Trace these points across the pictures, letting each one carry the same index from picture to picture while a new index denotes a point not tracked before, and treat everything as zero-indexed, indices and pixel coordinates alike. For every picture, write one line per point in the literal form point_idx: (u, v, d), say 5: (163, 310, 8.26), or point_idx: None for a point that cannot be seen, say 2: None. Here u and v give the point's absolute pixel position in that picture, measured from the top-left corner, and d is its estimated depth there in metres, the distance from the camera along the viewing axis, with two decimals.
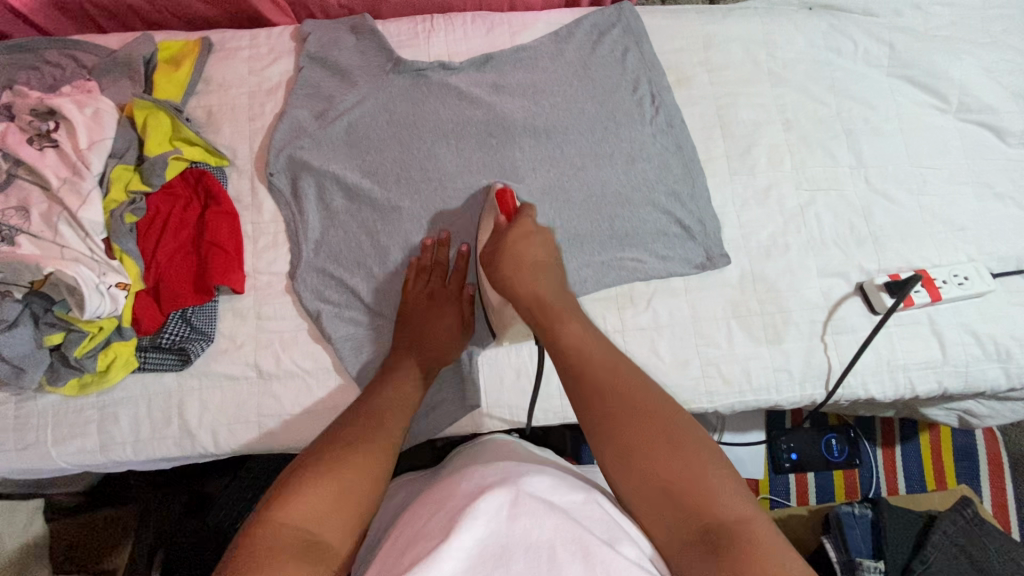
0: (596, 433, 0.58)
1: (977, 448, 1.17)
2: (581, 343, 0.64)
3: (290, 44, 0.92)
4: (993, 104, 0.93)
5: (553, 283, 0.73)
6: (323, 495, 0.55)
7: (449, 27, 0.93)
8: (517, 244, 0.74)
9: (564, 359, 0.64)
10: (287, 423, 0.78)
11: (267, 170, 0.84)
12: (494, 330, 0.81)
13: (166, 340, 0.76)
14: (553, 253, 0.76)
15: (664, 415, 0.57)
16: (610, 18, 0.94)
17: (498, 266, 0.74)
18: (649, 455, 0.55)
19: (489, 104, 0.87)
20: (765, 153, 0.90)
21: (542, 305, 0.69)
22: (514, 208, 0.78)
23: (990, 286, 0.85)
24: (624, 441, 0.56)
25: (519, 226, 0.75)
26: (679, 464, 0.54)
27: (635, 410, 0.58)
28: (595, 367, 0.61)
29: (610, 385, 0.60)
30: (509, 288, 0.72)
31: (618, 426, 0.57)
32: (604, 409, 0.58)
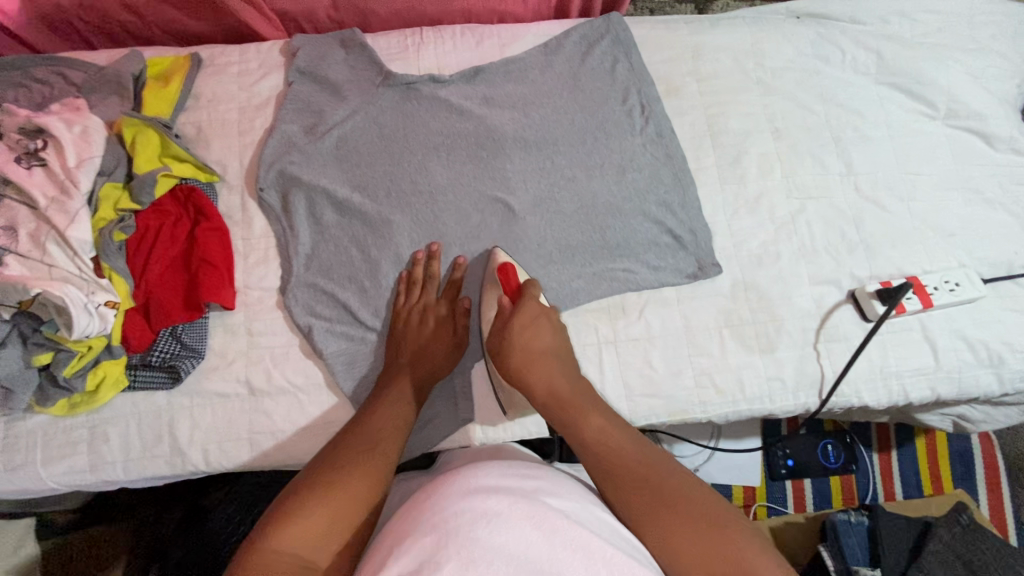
0: (642, 538, 0.57)
1: (973, 452, 1.17)
2: (608, 438, 0.63)
3: (280, 58, 0.92)
4: (981, 110, 0.94)
5: (566, 370, 0.71)
6: (319, 517, 0.56)
7: (439, 40, 0.94)
8: (524, 329, 0.72)
9: (593, 459, 0.62)
10: (279, 439, 0.78)
11: (258, 185, 0.84)
12: (500, 402, 0.78)
13: (155, 358, 0.76)
14: (562, 336, 0.74)
15: (703, 510, 0.56)
16: (599, 29, 0.94)
17: (509, 359, 0.70)
18: (699, 555, 0.54)
19: (479, 116, 0.87)
20: (755, 161, 0.91)
21: (561, 401, 0.67)
22: (517, 286, 0.76)
23: (980, 292, 0.85)
24: (671, 546, 0.55)
25: (522, 309, 0.73)
26: (728, 555, 0.53)
27: (674, 507, 0.57)
28: (627, 469, 0.60)
29: (646, 486, 0.58)
30: (521, 382, 0.70)
31: (661, 528, 0.56)
32: (646, 513, 0.57)
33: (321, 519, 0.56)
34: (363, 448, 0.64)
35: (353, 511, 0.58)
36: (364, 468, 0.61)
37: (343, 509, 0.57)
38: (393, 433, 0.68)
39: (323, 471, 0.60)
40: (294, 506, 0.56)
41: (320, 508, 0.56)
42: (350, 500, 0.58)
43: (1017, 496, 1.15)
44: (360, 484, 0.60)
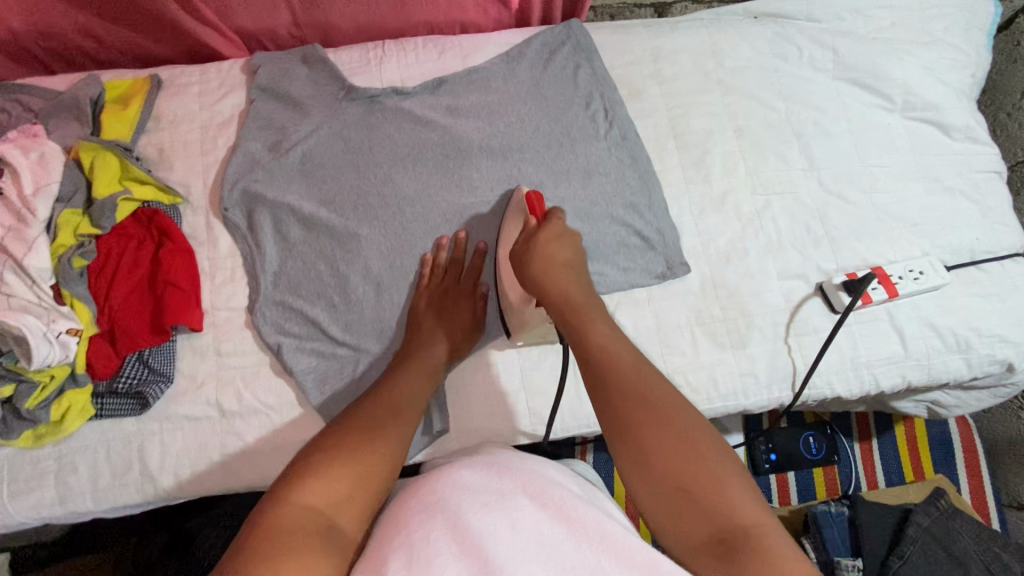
0: (612, 433, 0.58)
1: (952, 437, 1.18)
2: (609, 344, 0.64)
3: (241, 77, 0.91)
4: (936, 102, 0.96)
5: (581, 285, 0.73)
6: (342, 476, 0.57)
7: (401, 53, 0.94)
8: (547, 244, 0.74)
9: (590, 356, 0.64)
10: (253, 460, 0.77)
11: (222, 206, 0.83)
12: (507, 326, 0.82)
13: (123, 385, 0.75)
14: (581, 257, 0.76)
15: (682, 419, 0.56)
16: (559, 36, 0.95)
17: (527, 264, 0.73)
18: (667, 456, 0.54)
19: (444, 126, 0.88)
20: (719, 160, 0.92)
21: (572, 304, 0.69)
22: (543, 212, 0.78)
23: (945, 279, 0.87)
24: (643, 442, 0.55)
25: (548, 228, 0.75)
26: (696, 463, 0.53)
27: (657, 409, 0.57)
28: (620, 368, 0.61)
29: (634, 384, 0.59)
30: (537, 288, 0.72)
31: (638, 425, 0.56)
32: (625, 412, 0.57)
33: (343, 480, 0.57)
34: (382, 416, 0.65)
35: (376, 472, 0.59)
36: (383, 434, 0.63)
37: (365, 470, 0.58)
38: (411, 407, 0.69)
39: (343, 435, 0.62)
40: (317, 464, 0.57)
41: (343, 468, 0.58)
42: (372, 461, 0.59)
43: (996, 478, 1.16)
44: (381, 448, 0.61)
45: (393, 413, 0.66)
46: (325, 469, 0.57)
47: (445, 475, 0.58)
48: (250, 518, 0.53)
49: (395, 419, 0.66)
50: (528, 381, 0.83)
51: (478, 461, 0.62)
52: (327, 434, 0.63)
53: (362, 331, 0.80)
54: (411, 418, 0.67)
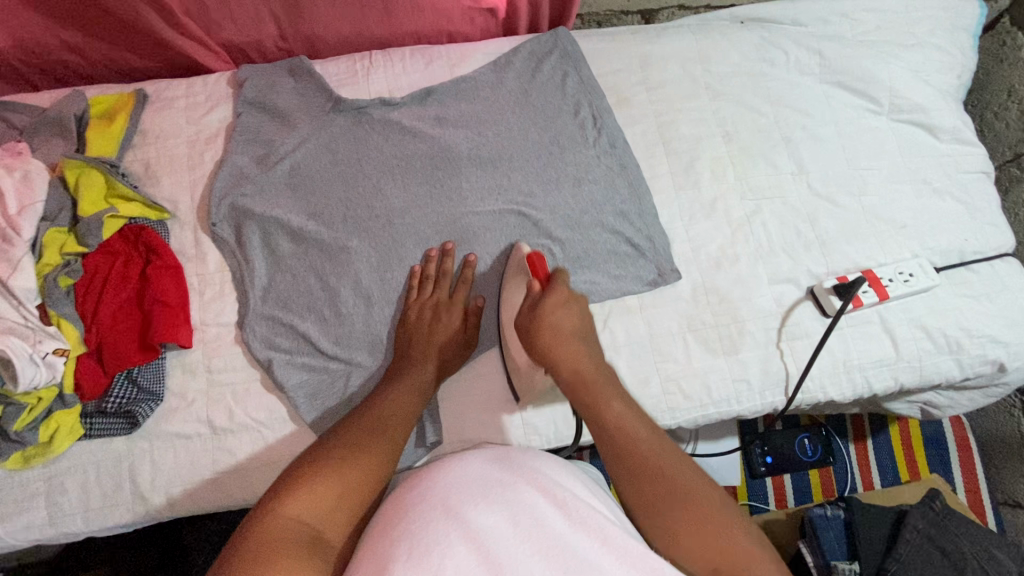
0: (644, 521, 0.59)
1: (946, 435, 1.19)
2: (625, 423, 0.63)
3: (228, 90, 0.91)
4: (923, 104, 0.96)
5: (590, 353, 0.71)
6: (331, 487, 0.58)
7: (388, 63, 0.94)
8: (555, 313, 0.71)
9: (608, 442, 0.63)
10: (245, 477, 0.76)
11: (209, 221, 0.83)
12: (514, 390, 0.81)
13: (111, 405, 0.74)
14: (588, 320, 0.74)
15: (705, 498, 0.58)
16: (546, 44, 0.95)
17: (535, 336, 0.71)
18: (700, 543, 0.55)
19: (432, 137, 0.87)
20: (708, 166, 0.92)
21: (583, 379, 0.67)
22: (545, 273, 0.75)
23: (935, 280, 0.87)
24: (678, 534, 0.56)
25: (554, 294, 0.72)
26: (726, 545, 0.55)
27: (682, 493, 0.58)
28: (640, 449, 0.61)
29: (658, 470, 0.60)
30: (546, 360, 0.70)
31: (670, 515, 0.57)
32: (651, 499, 0.59)
33: (330, 491, 0.58)
34: (371, 429, 0.66)
35: (364, 486, 0.60)
36: (372, 447, 0.64)
37: (353, 484, 0.60)
38: (400, 422, 0.69)
39: (333, 449, 0.63)
40: (305, 476, 0.59)
41: (331, 480, 0.59)
42: (360, 475, 0.61)
43: (991, 475, 1.17)
44: (369, 460, 0.62)
45: (384, 427, 0.67)
46: (313, 480, 0.58)
47: (449, 467, 0.59)
48: (239, 528, 0.54)
49: (384, 433, 0.67)
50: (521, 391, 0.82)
51: (477, 454, 0.62)
52: (317, 446, 0.64)
53: (352, 344, 0.80)
54: (401, 431, 0.68)
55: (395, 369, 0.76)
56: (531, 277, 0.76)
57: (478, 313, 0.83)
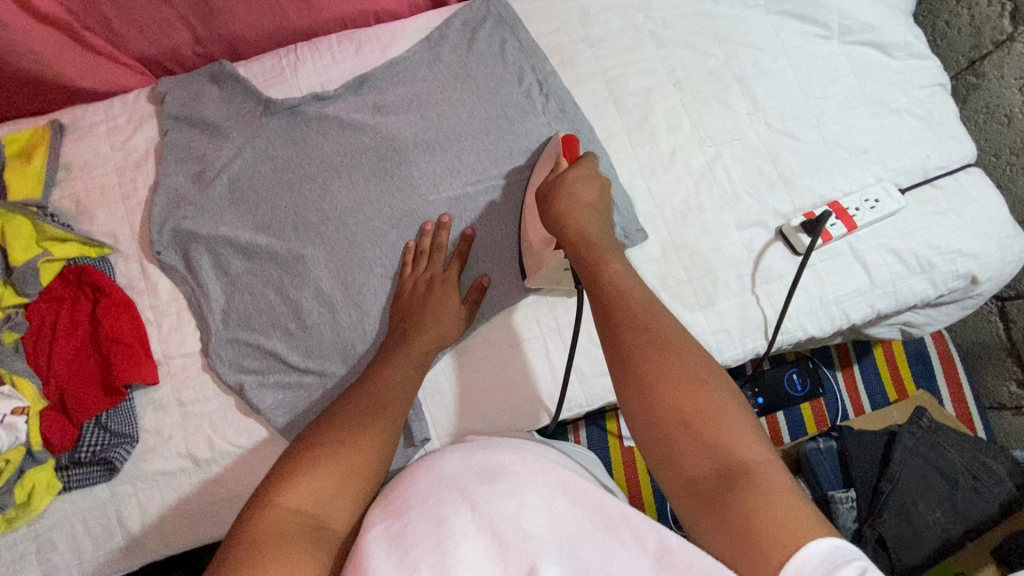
0: (615, 360, 0.57)
1: (927, 349, 1.21)
2: (621, 281, 0.62)
3: (150, 107, 0.86)
4: (872, 22, 0.93)
5: (603, 224, 0.70)
6: (326, 474, 0.57)
7: (315, 55, 0.89)
8: (576, 183, 0.71)
9: (599, 289, 0.62)
10: (238, 503, 0.75)
11: (153, 249, 0.79)
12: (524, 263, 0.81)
13: (85, 454, 0.71)
14: (608, 202, 0.72)
15: (683, 357, 0.55)
16: (478, 12, 0.91)
17: (550, 199, 0.72)
18: (666, 390, 0.53)
19: (374, 127, 0.83)
20: (662, 118, 0.89)
21: (588, 241, 0.67)
22: (578, 154, 0.77)
23: (901, 203, 0.86)
24: (644, 374, 0.54)
25: (578, 167, 0.73)
26: (691, 394, 0.52)
27: (665, 347, 0.55)
28: (628, 300, 0.60)
29: (645, 320, 0.58)
30: (556, 221, 0.70)
31: (644, 360, 0.55)
32: (627, 342, 0.57)
33: (328, 480, 0.57)
34: (369, 404, 0.65)
35: (365, 475, 0.59)
36: (370, 428, 0.62)
37: (351, 470, 0.58)
38: (397, 395, 0.68)
39: (328, 431, 0.61)
40: (301, 466, 0.58)
41: (332, 463, 0.58)
42: (357, 459, 0.59)
43: (974, 382, 1.20)
44: (369, 442, 0.61)
45: (382, 403, 0.66)
46: (307, 469, 0.57)
47: (435, 461, 0.58)
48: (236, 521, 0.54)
49: (384, 410, 0.66)
50: (504, 378, 0.83)
51: (461, 448, 0.60)
52: (315, 427, 0.63)
53: (325, 353, 0.77)
54: (400, 409, 0.67)
55: (390, 343, 0.74)
56: (562, 156, 0.78)
57: (480, 290, 0.80)
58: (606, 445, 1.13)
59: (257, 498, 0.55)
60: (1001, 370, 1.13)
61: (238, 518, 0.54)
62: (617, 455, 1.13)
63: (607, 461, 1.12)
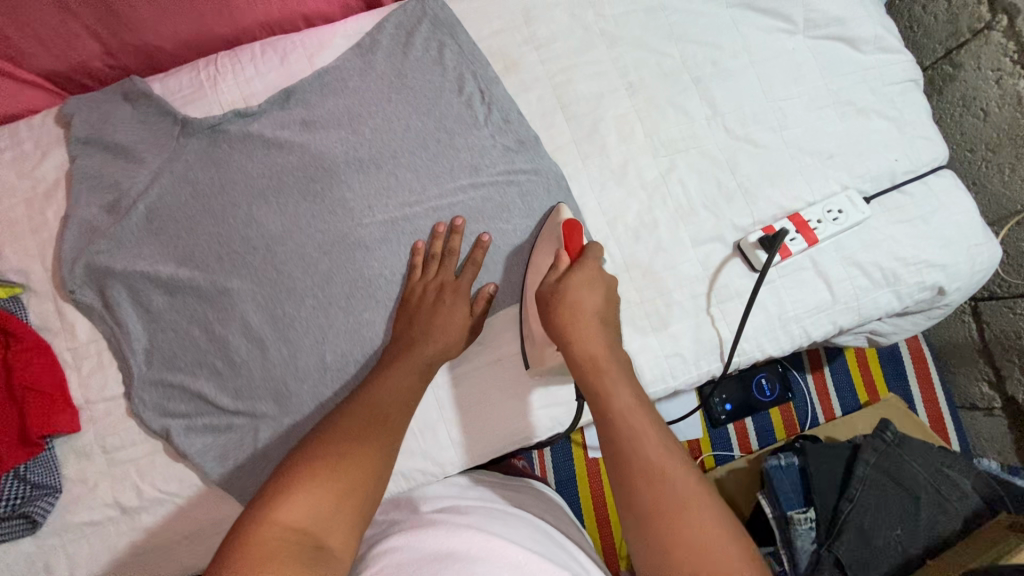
0: (631, 523, 0.52)
1: (900, 348, 1.18)
2: (633, 425, 0.56)
3: (58, 131, 0.80)
4: (840, 14, 0.87)
5: (610, 337, 0.64)
6: (327, 486, 0.55)
7: (237, 66, 0.82)
8: (580, 287, 0.66)
9: (609, 434, 0.56)
10: (169, 550, 0.73)
11: (67, 288, 0.74)
12: (527, 358, 0.76)
13: (4, 508, 0.68)
14: (611, 303, 0.67)
15: (702, 521, 0.50)
16: (413, 14, 0.84)
17: (551, 308, 0.65)
18: (691, 572, 0.48)
19: (302, 145, 0.77)
20: (613, 126, 0.84)
21: (600, 371, 0.60)
22: (579, 246, 0.71)
23: (865, 213, 0.81)
24: (663, 547, 0.49)
25: (582, 269, 0.67)
26: (715, 574, 0.48)
27: (683, 513, 0.50)
28: (638, 449, 0.54)
29: (663, 479, 0.52)
30: (561, 340, 0.64)
31: (664, 535, 0.50)
32: (643, 507, 0.51)
33: (329, 493, 0.55)
34: (371, 415, 0.63)
35: (368, 486, 0.57)
36: (370, 439, 0.61)
37: (353, 483, 0.56)
38: (402, 408, 0.66)
39: (326, 441, 0.59)
40: (300, 480, 0.55)
41: (333, 476, 0.56)
42: (357, 471, 0.57)
43: (947, 381, 1.17)
44: (372, 456, 0.59)
45: (380, 417, 0.64)
46: (307, 483, 0.55)
47: (422, 535, 0.58)
48: (227, 538, 0.51)
49: (381, 420, 0.63)
50: (470, 410, 0.79)
51: (412, 531, 0.59)
52: (316, 435, 0.60)
53: (256, 394, 0.73)
54: (401, 419, 0.65)
55: (388, 358, 0.71)
56: (563, 246, 0.71)
57: (488, 299, 0.77)
58: (570, 458, 1.11)
59: (256, 504, 0.53)
60: (971, 370, 1.11)
61: (237, 525, 0.52)
62: (582, 467, 1.11)
63: (570, 474, 1.10)
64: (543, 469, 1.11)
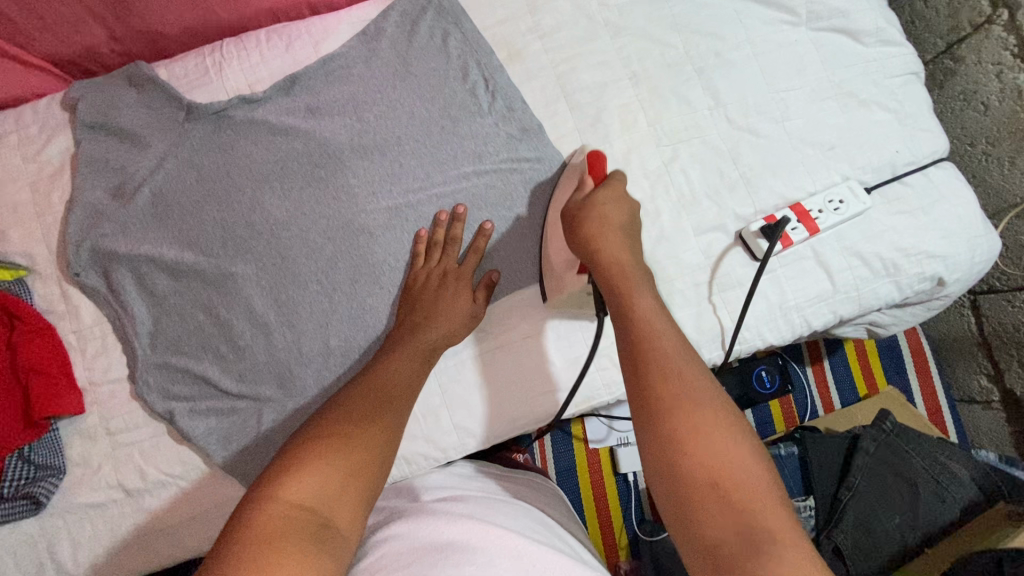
0: (635, 401, 0.51)
1: (899, 342, 1.19)
2: (650, 319, 0.56)
3: (64, 115, 0.80)
4: (843, 7, 0.87)
5: (635, 250, 0.65)
6: (332, 466, 0.55)
7: (243, 53, 0.83)
8: (607, 203, 0.67)
9: (626, 323, 0.56)
10: (171, 533, 0.73)
11: (72, 271, 0.74)
12: (545, 288, 0.78)
13: (8, 488, 0.69)
14: (637, 223, 0.68)
15: (710, 407, 0.49)
16: (418, 3, 0.84)
17: (577, 218, 0.67)
18: (691, 449, 0.46)
19: (306, 131, 0.78)
20: (617, 115, 0.84)
21: (623, 272, 0.61)
22: (604, 174, 0.71)
23: (866, 203, 0.82)
24: (665, 422, 0.48)
25: (610, 186, 0.68)
26: (717, 455, 0.46)
27: (692, 395, 0.49)
28: (654, 339, 0.54)
29: (674, 364, 0.51)
30: (586, 248, 0.65)
31: (668, 411, 0.49)
32: (650, 384, 0.50)
33: (335, 476, 0.54)
34: (375, 399, 0.64)
35: (373, 467, 0.57)
36: (374, 422, 0.61)
37: (359, 464, 0.56)
38: (405, 393, 0.67)
39: (331, 424, 0.59)
40: (305, 461, 0.55)
41: (338, 459, 0.56)
42: (362, 452, 0.57)
43: (945, 375, 1.18)
44: (377, 438, 0.59)
45: (385, 400, 0.64)
46: (313, 463, 0.55)
47: (422, 525, 0.58)
48: (230, 519, 0.50)
49: (386, 403, 0.64)
50: (473, 396, 0.79)
51: (413, 519, 0.59)
52: (318, 420, 0.61)
53: (260, 378, 0.74)
54: (405, 404, 0.66)
55: (391, 343, 0.72)
56: (587, 175, 0.72)
57: (489, 286, 0.77)
58: (571, 449, 1.12)
59: (261, 485, 0.53)
60: (970, 364, 1.12)
61: (240, 507, 0.51)
62: (582, 457, 1.11)
63: (571, 465, 1.11)
64: (543, 459, 1.11)
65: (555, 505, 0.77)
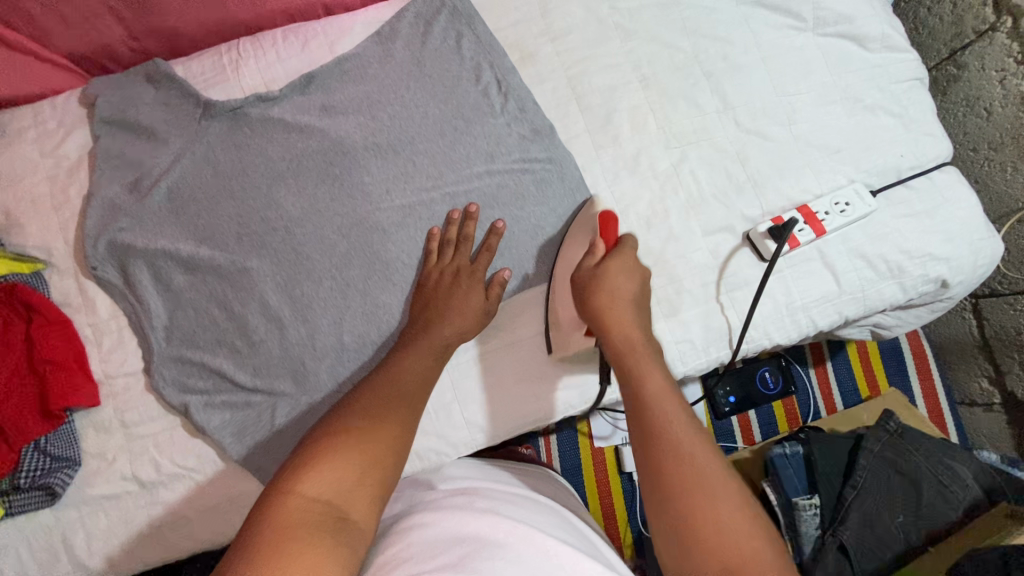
0: (651, 485, 0.55)
1: (901, 345, 1.20)
2: (661, 401, 0.59)
3: (82, 111, 0.81)
4: (849, 13, 0.89)
5: (643, 321, 0.68)
6: (345, 461, 0.56)
7: (259, 52, 0.84)
8: (617, 274, 0.69)
9: (637, 407, 0.60)
10: (184, 525, 0.73)
11: (89, 264, 0.75)
12: (550, 341, 0.80)
13: (24, 480, 0.69)
14: (646, 289, 0.71)
15: (723, 494, 0.52)
16: (432, 4, 0.86)
17: (588, 285, 0.69)
18: (706, 535, 0.50)
19: (322, 129, 0.79)
20: (627, 117, 0.86)
21: (634, 349, 0.64)
22: (614, 238, 0.74)
23: (871, 206, 0.83)
24: (681, 511, 0.52)
25: (619, 256, 0.71)
26: (729, 543, 0.50)
27: (705, 482, 0.53)
28: (665, 422, 0.57)
29: (687, 452, 0.55)
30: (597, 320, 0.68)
31: (683, 500, 0.52)
32: (664, 472, 0.54)
33: (350, 471, 0.55)
34: (388, 396, 0.65)
35: (386, 464, 0.58)
36: (388, 420, 0.62)
37: (373, 461, 0.57)
38: (418, 391, 0.68)
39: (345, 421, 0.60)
40: (321, 458, 0.56)
41: (353, 455, 0.57)
42: (378, 448, 0.58)
43: (947, 377, 1.19)
44: (390, 435, 0.60)
45: (398, 398, 0.65)
46: (328, 458, 0.56)
47: (449, 516, 0.58)
48: (250, 514, 0.52)
49: (399, 401, 0.65)
50: (483, 393, 0.80)
51: (437, 511, 0.60)
52: (335, 414, 0.62)
53: (274, 372, 0.74)
54: (417, 402, 0.66)
55: (404, 340, 0.73)
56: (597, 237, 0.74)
57: (499, 284, 0.78)
58: (577, 447, 1.12)
59: (279, 481, 0.54)
60: (971, 366, 1.13)
61: (259, 503, 0.53)
62: (588, 456, 1.12)
63: (577, 463, 1.12)
64: (549, 458, 1.12)
65: (563, 500, 0.78)
